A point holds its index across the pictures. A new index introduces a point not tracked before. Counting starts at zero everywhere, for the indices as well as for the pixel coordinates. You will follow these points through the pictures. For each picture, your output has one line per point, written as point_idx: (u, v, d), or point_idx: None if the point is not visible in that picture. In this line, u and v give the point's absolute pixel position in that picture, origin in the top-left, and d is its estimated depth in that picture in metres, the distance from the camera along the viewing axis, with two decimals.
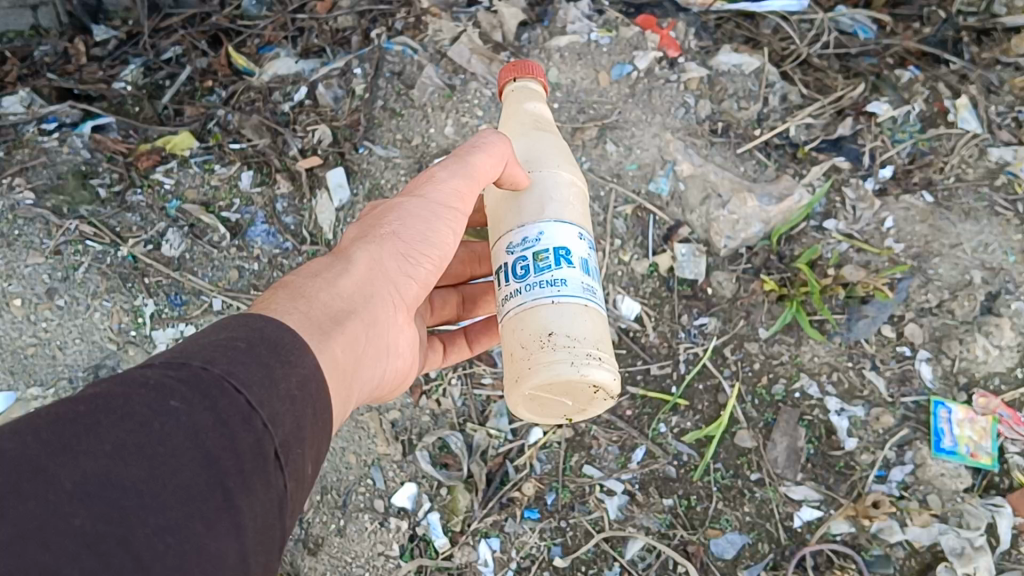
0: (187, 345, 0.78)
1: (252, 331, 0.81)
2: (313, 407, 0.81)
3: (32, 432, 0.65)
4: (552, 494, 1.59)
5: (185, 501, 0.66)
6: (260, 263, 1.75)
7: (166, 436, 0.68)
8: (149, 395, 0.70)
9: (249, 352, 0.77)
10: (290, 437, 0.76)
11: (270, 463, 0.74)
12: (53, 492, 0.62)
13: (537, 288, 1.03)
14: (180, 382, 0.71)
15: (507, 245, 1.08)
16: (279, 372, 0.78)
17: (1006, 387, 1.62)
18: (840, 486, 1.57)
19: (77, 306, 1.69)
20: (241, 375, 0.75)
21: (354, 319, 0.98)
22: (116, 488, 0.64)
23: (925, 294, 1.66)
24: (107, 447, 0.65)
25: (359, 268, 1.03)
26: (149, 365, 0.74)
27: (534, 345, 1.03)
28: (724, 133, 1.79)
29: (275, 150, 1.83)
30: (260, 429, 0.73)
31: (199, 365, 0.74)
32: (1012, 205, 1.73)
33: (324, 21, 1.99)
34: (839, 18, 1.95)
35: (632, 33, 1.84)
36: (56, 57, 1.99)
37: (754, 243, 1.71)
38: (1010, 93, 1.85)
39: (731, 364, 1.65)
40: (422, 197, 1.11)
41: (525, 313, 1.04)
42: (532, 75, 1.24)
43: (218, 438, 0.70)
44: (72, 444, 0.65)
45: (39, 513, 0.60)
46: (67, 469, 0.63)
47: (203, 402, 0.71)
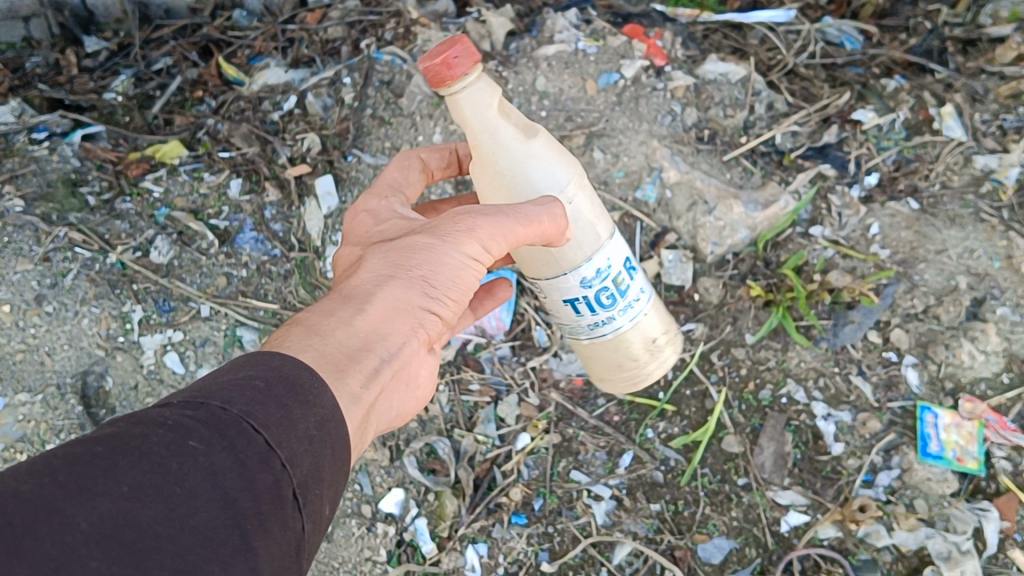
0: (203, 386, 0.76)
1: (270, 369, 0.79)
2: (333, 448, 0.79)
3: (50, 473, 0.65)
4: (540, 499, 1.60)
5: (202, 545, 0.65)
6: (249, 270, 1.76)
7: (184, 474, 0.67)
8: (166, 435, 0.69)
9: (268, 390, 0.76)
10: (309, 477, 0.75)
11: (290, 504, 0.72)
12: (68, 534, 0.62)
13: (628, 307, 1.25)
14: (197, 421, 0.70)
15: (582, 280, 1.18)
16: (297, 412, 0.76)
17: (992, 392, 1.61)
18: (827, 491, 1.57)
19: (65, 312, 1.68)
20: (259, 415, 0.73)
21: (373, 355, 0.93)
22: (132, 529, 0.63)
23: (911, 299, 1.67)
24: (124, 489, 0.65)
25: (375, 302, 0.97)
26: (168, 404, 0.73)
27: (644, 353, 1.32)
28: (710, 140, 1.80)
29: (264, 158, 1.84)
30: (279, 469, 0.72)
31: (216, 405, 0.72)
32: (998, 212, 1.72)
33: (315, 32, 2.00)
34: (827, 29, 1.98)
35: (620, 42, 1.83)
36: (47, 68, 2.00)
37: (740, 249, 1.72)
38: (995, 102, 1.83)
39: (718, 369, 1.66)
40: (453, 244, 1.04)
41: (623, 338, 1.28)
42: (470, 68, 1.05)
43: (236, 481, 0.69)
44: (88, 485, 0.64)
45: (55, 554, 0.60)
46: (83, 510, 0.63)
47: (221, 442, 0.69)
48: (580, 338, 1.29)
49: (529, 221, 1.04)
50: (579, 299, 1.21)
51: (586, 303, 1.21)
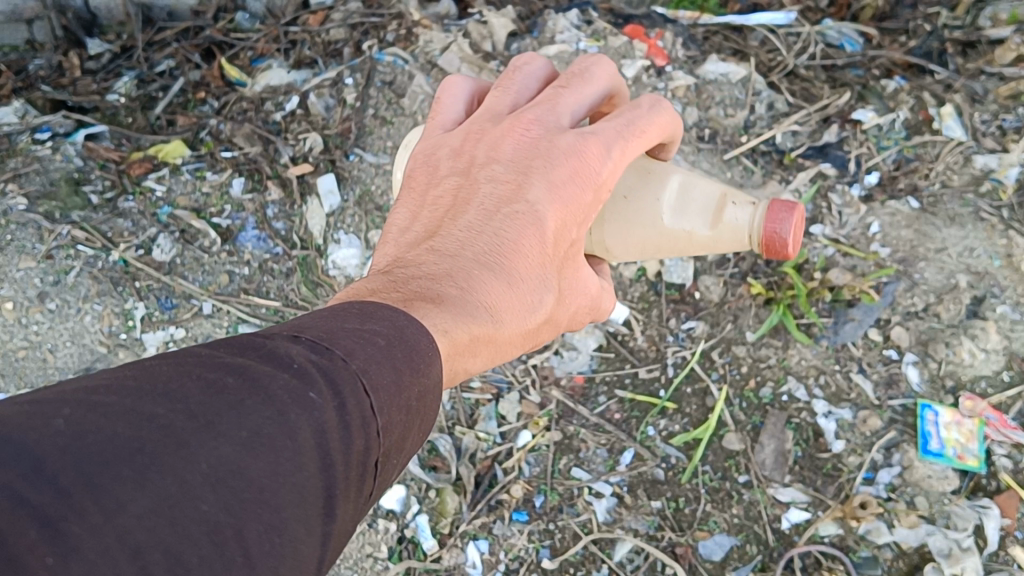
0: (325, 330, 0.73)
1: (393, 327, 0.76)
2: (422, 419, 0.77)
3: (181, 397, 0.61)
4: (541, 496, 1.60)
5: (296, 506, 0.62)
6: (251, 267, 1.76)
7: (299, 427, 0.63)
8: (289, 381, 0.65)
9: (385, 351, 0.73)
10: (392, 448, 0.72)
11: (370, 473, 0.70)
12: (189, 471, 0.57)
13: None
14: (319, 370, 0.67)
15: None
16: (407, 380, 0.73)
17: (993, 390, 1.61)
18: (828, 489, 1.58)
19: (68, 309, 1.71)
20: (374, 374, 0.70)
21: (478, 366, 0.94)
22: (242, 478, 0.59)
23: (911, 297, 1.67)
24: (244, 433, 0.61)
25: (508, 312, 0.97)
26: (295, 342, 0.69)
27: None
28: (711, 139, 1.81)
29: (267, 158, 1.84)
30: (373, 437, 0.69)
31: (338, 356, 0.69)
32: (998, 211, 1.73)
33: (317, 34, 2.00)
34: (827, 31, 1.98)
35: (620, 42, 1.85)
36: (50, 70, 2.02)
37: (742, 247, 1.69)
38: (995, 102, 1.85)
39: (719, 367, 1.66)
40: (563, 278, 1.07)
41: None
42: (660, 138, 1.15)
43: (339, 442, 0.66)
44: (213, 422, 0.60)
45: (172, 492, 0.56)
46: (205, 449, 0.59)
47: (334, 398, 0.66)
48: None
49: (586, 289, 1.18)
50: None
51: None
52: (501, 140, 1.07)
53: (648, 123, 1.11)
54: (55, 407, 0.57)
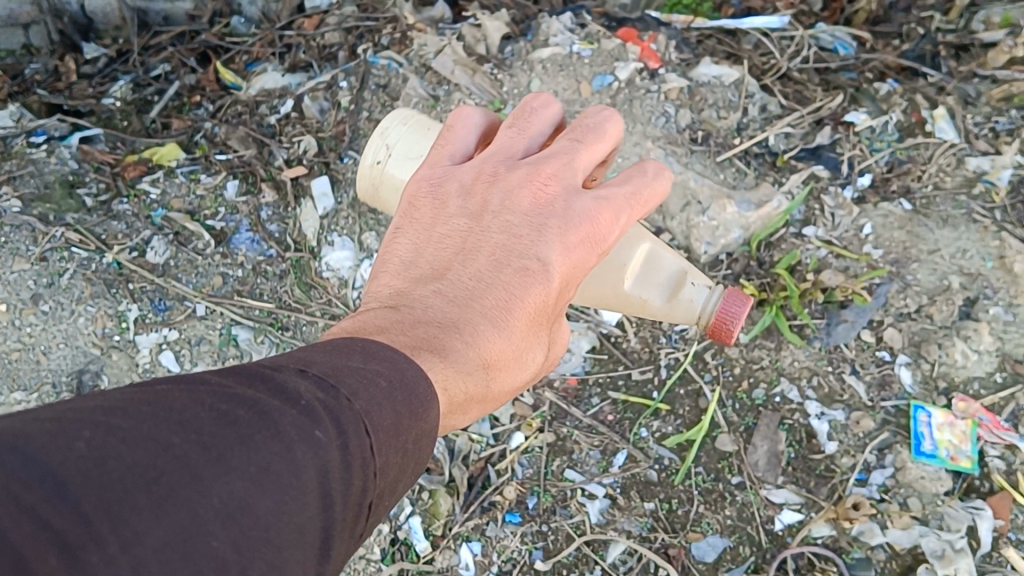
0: (333, 365, 0.73)
1: (393, 368, 0.76)
2: (412, 464, 0.76)
3: (195, 431, 0.63)
4: (534, 498, 1.60)
5: (297, 544, 0.63)
6: (244, 269, 1.76)
7: (302, 467, 0.65)
8: (296, 417, 0.67)
9: (387, 392, 0.73)
10: (386, 489, 0.73)
11: (363, 513, 0.71)
12: (203, 505, 0.60)
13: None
14: (324, 410, 0.68)
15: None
16: (406, 424, 0.73)
17: (986, 391, 1.62)
18: (821, 489, 1.57)
19: (61, 311, 1.70)
20: (375, 417, 0.70)
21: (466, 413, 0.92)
22: (249, 516, 0.61)
23: (903, 299, 1.67)
24: (253, 469, 0.63)
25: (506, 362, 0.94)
26: (302, 376, 0.70)
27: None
28: (704, 141, 1.79)
29: (261, 160, 1.85)
30: (369, 477, 0.70)
31: (343, 396, 0.70)
32: (990, 213, 1.73)
33: (312, 38, 2.02)
34: (819, 35, 2.01)
35: (614, 45, 1.84)
36: (46, 74, 2.04)
37: (733, 248, 1.72)
38: (987, 104, 1.86)
39: (711, 368, 1.66)
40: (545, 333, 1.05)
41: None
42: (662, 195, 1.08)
43: (338, 483, 0.67)
44: (226, 455, 0.62)
45: (187, 525, 0.58)
46: (217, 483, 0.61)
47: (338, 439, 0.67)
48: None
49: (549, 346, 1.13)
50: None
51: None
52: (518, 188, 1.00)
53: (647, 185, 1.05)
54: (76, 427, 0.60)
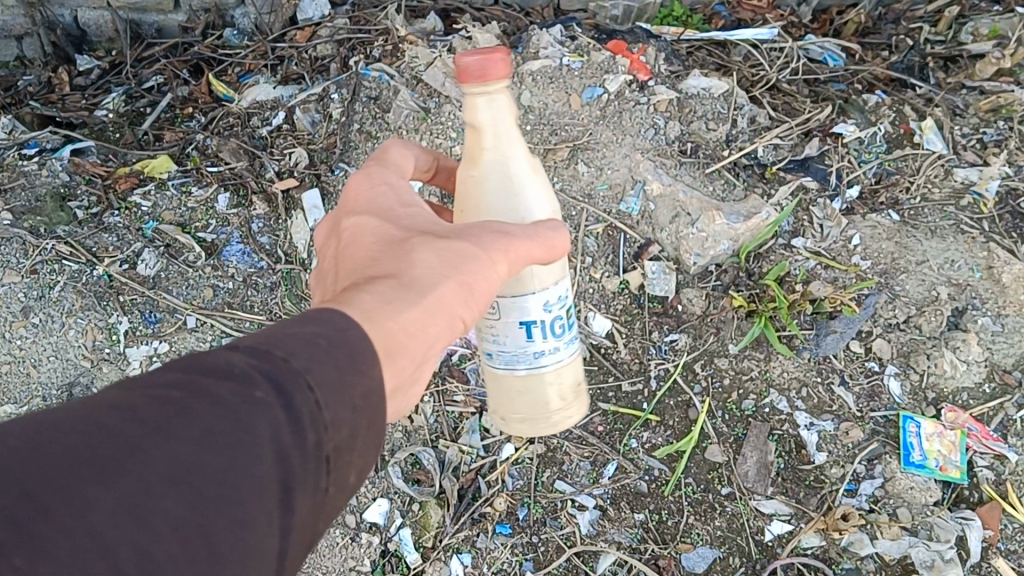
0: (268, 334, 0.68)
1: (335, 329, 0.71)
2: (373, 423, 0.71)
3: (129, 410, 0.60)
4: (524, 509, 1.60)
5: (255, 501, 0.60)
6: (235, 282, 1.76)
7: (251, 425, 0.61)
8: (233, 385, 0.62)
9: (331, 350, 0.68)
10: (346, 445, 0.68)
11: (324, 469, 0.66)
12: (146, 473, 0.56)
13: (563, 346, 1.34)
14: (261, 373, 0.64)
15: (541, 303, 1.27)
16: (352, 379, 0.68)
17: (974, 402, 1.63)
18: (811, 500, 1.58)
19: (51, 324, 1.70)
20: (319, 372, 0.66)
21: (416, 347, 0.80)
22: (201, 477, 0.58)
23: (892, 310, 1.67)
24: (195, 434, 0.59)
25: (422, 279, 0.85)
26: (233, 348, 0.66)
27: (573, 396, 1.45)
28: (693, 153, 1.80)
29: (253, 173, 1.86)
30: (323, 430, 0.65)
31: (279, 355, 0.65)
32: (977, 223, 1.76)
33: (304, 50, 2.03)
34: (809, 47, 2.02)
35: (602, 57, 1.83)
36: (40, 86, 2.07)
37: (723, 259, 1.72)
38: (975, 116, 1.89)
39: (701, 379, 1.67)
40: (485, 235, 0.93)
41: (562, 374, 1.39)
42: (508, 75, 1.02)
43: (292, 439, 0.63)
44: (165, 425, 0.59)
45: (135, 492, 0.55)
46: (160, 451, 0.58)
47: (282, 397, 0.63)
48: (516, 364, 1.33)
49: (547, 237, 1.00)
50: (535, 324, 1.28)
51: (536, 326, 1.28)
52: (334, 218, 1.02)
53: (394, 154, 1.10)
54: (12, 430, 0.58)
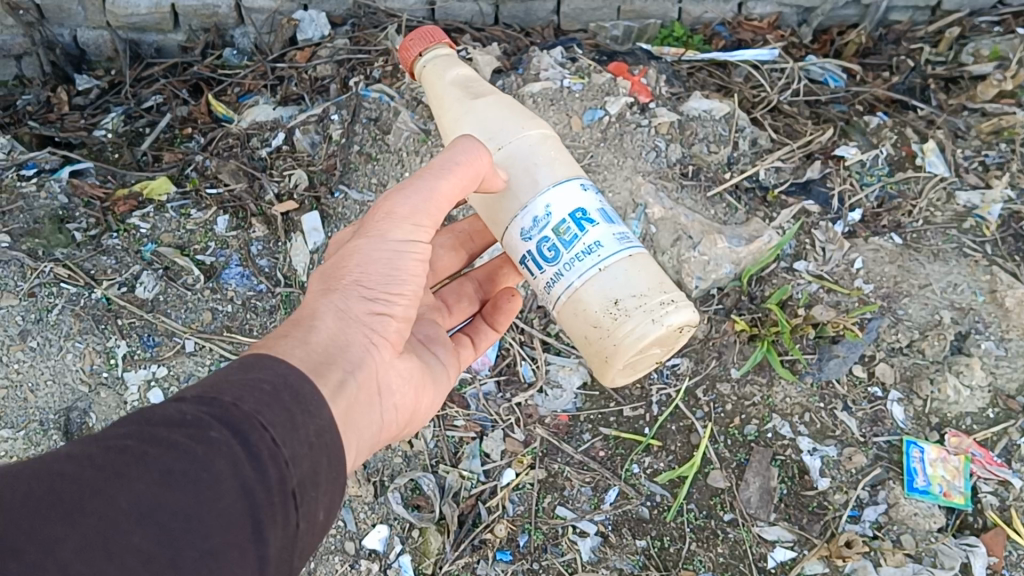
0: (215, 382, 0.82)
1: (277, 375, 0.85)
2: (330, 457, 0.85)
3: (86, 459, 0.72)
4: (525, 535, 1.58)
5: (223, 531, 0.72)
6: (234, 305, 1.75)
7: (207, 463, 0.73)
8: (188, 430, 0.75)
9: (274, 395, 0.82)
10: (306, 479, 0.81)
11: (291, 502, 0.79)
12: (111, 510, 0.68)
13: (577, 263, 1.08)
14: (213, 417, 0.77)
15: (519, 231, 1.11)
16: (300, 419, 0.82)
17: (978, 427, 1.62)
18: (814, 527, 1.56)
19: (49, 348, 1.69)
20: (267, 414, 0.80)
21: (336, 368, 0.96)
22: (165, 511, 0.70)
23: (895, 334, 1.67)
24: (156, 474, 0.71)
25: (328, 321, 1.01)
26: (182, 400, 0.78)
27: (607, 320, 1.10)
28: (695, 176, 1.79)
29: (252, 195, 1.85)
30: (282, 466, 0.78)
31: (227, 403, 0.79)
32: (981, 246, 1.75)
33: (304, 70, 2.02)
34: (809, 68, 2.02)
35: (604, 79, 1.84)
36: (39, 106, 2.06)
37: (725, 283, 1.71)
38: (977, 138, 1.89)
39: (703, 405, 1.66)
40: (378, 235, 1.06)
41: (581, 296, 1.09)
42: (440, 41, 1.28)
43: (250, 472, 0.75)
44: (123, 470, 0.71)
45: (100, 528, 0.67)
46: (123, 491, 0.70)
47: (236, 438, 0.76)
48: (547, 306, 1.14)
49: (453, 171, 1.06)
50: (524, 257, 1.12)
51: (530, 260, 1.11)
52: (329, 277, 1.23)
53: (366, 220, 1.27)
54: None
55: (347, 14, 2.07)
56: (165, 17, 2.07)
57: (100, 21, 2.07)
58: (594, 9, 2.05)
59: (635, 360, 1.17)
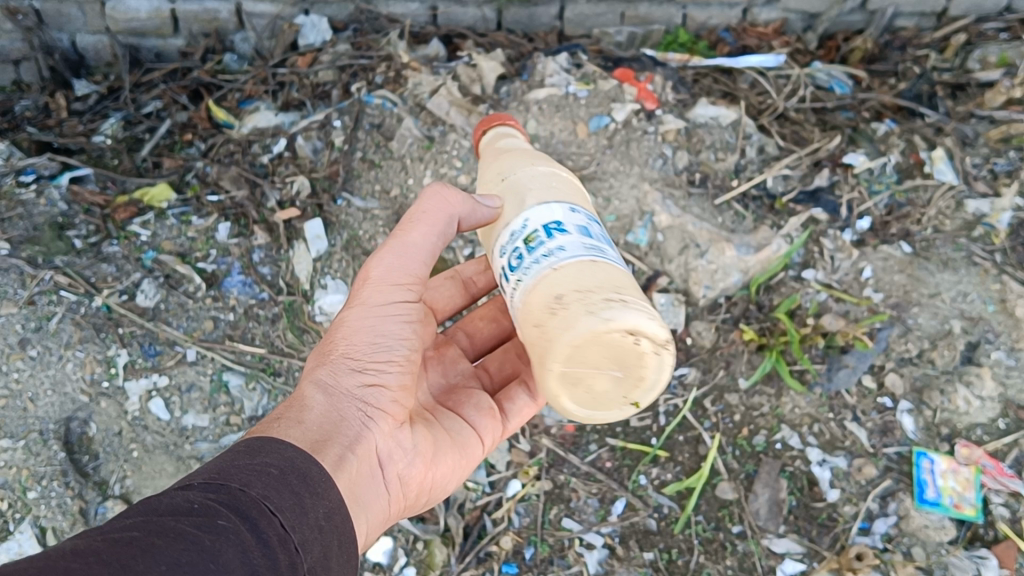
0: (221, 467, 0.81)
1: (282, 459, 0.86)
2: (339, 538, 0.85)
3: (89, 555, 0.63)
4: (531, 548, 1.56)
5: None
6: (236, 313, 1.73)
7: (218, 551, 0.69)
8: (196, 518, 0.71)
9: (281, 478, 0.82)
10: (317, 564, 0.80)
11: None
12: None
13: (537, 265, 0.97)
14: (221, 504, 0.75)
15: (501, 246, 1.04)
16: (309, 501, 0.82)
17: (988, 437, 1.59)
18: (823, 539, 1.54)
19: (49, 357, 1.65)
20: (275, 499, 0.79)
21: (334, 445, 0.96)
22: None
23: (905, 343, 1.66)
24: (164, 567, 0.65)
25: (320, 399, 1.01)
26: (188, 487, 0.77)
27: (547, 316, 0.93)
28: (701, 183, 1.78)
29: (253, 202, 1.83)
30: (293, 552, 0.76)
31: (235, 488, 0.78)
32: (990, 255, 1.73)
33: (305, 76, 2.00)
34: (816, 74, 2.01)
35: (610, 86, 1.82)
36: (37, 112, 2.04)
37: (733, 292, 1.70)
38: (985, 146, 1.87)
39: (711, 416, 1.64)
40: (360, 304, 1.07)
41: (529, 295, 0.96)
42: (501, 120, 1.35)
43: (261, 560, 0.72)
44: (129, 564, 0.63)
45: None
46: None
47: (245, 523, 0.74)
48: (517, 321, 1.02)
49: (420, 221, 1.10)
50: (505, 270, 1.03)
51: (507, 273, 1.02)
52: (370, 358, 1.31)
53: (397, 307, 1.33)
54: None
55: (348, 19, 2.06)
56: (166, 22, 2.06)
57: (99, 26, 2.06)
58: (598, 15, 2.02)
59: (584, 376, 0.96)
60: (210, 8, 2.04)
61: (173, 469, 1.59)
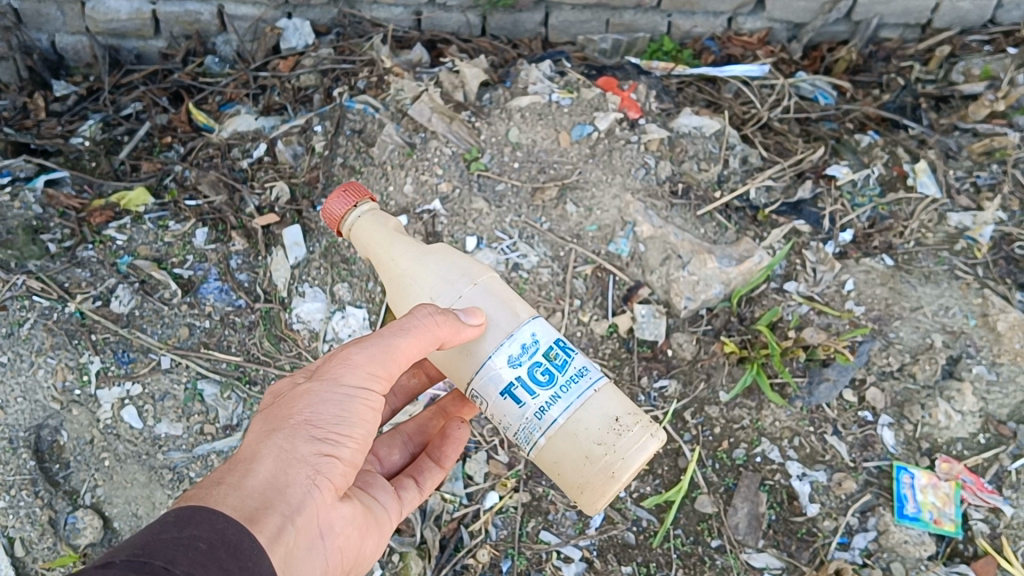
0: (145, 540, 0.79)
1: (212, 531, 0.83)
2: None
3: None
4: (508, 561, 1.54)
5: None
6: (211, 321, 1.71)
7: None
8: None
9: (209, 553, 0.80)
10: None
11: None
12: None
13: (573, 385, 1.06)
14: None
15: (508, 358, 1.06)
16: None
17: (969, 452, 1.59)
18: (802, 554, 1.52)
19: (20, 363, 1.63)
20: None
21: (273, 515, 0.91)
22: None
23: (886, 357, 1.65)
24: None
25: (267, 463, 0.95)
26: (108, 564, 0.74)
27: (609, 436, 1.07)
28: (684, 194, 1.76)
29: (232, 207, 1.81)
30: None
31: (160, 565, 0.76)
32: (972, 269, 1.73)
33: (286, 80, 1.98)
34: (800, 84, 2.01)
35: (592, 95, 1.81)
36: (15, 112, 1.99)
37: (715, 304, 1.68)
38: (968, 159, 1.87)
39: (691, 428, 1.62)
40: (331, 379, 1.01)
41: (580, 416, 1.06)
42: (362, 196, 1.19)
43: None
44: None
45: None
46: None
47: None
48: (532, 434, 1.07)
49: (412, 332, 1.01)
50: (513, 383, 1.05)
51: (519, 386, 1.05)
52: None
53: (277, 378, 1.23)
54: None
55: (331, 23, 2.04)
56: (146, 24, 2.04)
57: (79, 26, 2.04)
58: (583, 22, 2.03)
59: None
60: (192, 9, 2.02)
61: (145, 479, 1.56)
